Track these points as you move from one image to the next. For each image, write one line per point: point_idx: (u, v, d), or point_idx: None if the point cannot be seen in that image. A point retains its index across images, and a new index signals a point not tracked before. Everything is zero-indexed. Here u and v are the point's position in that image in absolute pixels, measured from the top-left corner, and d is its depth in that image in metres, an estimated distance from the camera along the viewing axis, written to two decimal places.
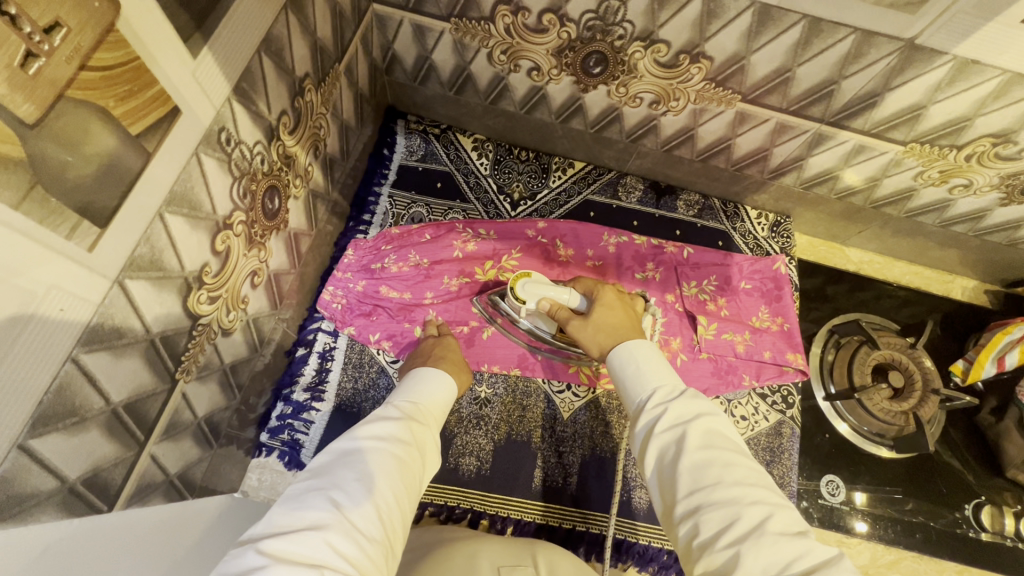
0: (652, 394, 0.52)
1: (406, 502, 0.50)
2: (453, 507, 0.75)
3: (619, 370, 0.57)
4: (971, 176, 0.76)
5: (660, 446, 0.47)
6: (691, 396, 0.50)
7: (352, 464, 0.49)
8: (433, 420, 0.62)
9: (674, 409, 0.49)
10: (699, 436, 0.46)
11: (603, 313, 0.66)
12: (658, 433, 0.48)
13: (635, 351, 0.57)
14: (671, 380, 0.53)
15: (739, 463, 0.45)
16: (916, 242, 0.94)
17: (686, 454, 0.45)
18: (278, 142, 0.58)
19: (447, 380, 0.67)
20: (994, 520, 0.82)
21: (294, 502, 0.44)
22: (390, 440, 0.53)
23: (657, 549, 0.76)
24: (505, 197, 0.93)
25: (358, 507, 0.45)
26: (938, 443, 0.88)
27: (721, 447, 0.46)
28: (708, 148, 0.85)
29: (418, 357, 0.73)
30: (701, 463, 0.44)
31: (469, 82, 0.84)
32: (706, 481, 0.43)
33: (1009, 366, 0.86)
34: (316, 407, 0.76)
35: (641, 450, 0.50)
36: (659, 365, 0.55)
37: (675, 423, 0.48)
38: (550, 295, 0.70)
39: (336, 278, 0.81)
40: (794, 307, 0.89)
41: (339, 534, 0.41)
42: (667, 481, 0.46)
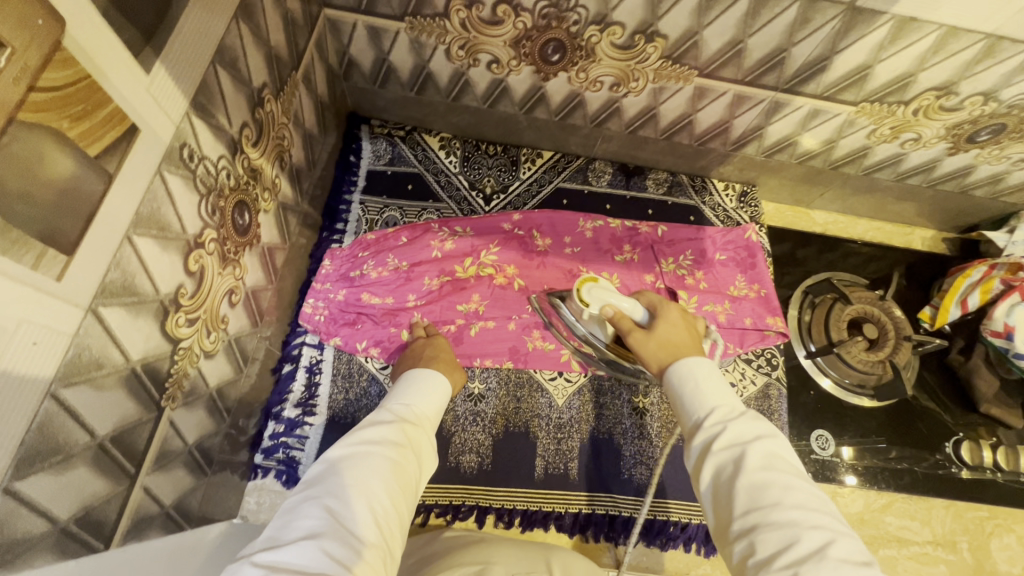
0: (710, 413, 0.50)
1: (403, 504, 0.50)
2: (459, 505, 0.75)
3: (675, 385, 0.54)
4: (919, 129, 0.80)
5: (716, 464, 0.46)
6: (749, 418, 0.48)
7: (347, 470, 0.49)
8: (429, 421, 0.61)
9: (730, 429, 0.47)
10: (759, 457, 0.44)
11: (666, 329, 0.62)
12: (715, 451, 0.46)
13: (692, 367, 0.54)
14: (731, 400, 0.51)
15: (798, 485, 0.43)
16: (875, 198, 0.98)
17: (741, 472, 0.44)
18: (242, 155, 0.57)
19: (440, 381, 0.67)
20: (974, 455, 0.87)
21: (291, 514, 0.45)
22: (384, 443, 0.53)
23: (664, 522, 0.77)
24: (478, 193, 0.93)
25: (353, 513, 0.45)
26: (915, 388, 0.92)
27: (782, 471, 0.44)
28: (672, 125, 0.86)
29: (407, 360, 0.73)
30: (760, 484, 0.43)
31: (429, 81, 0.84)
32: (764, 502, 0.42)
33: (973, 307, 0.89)
34: (309, 422, 0.75)
35: (693, 466, 0.48)
36: (720, 385, 0.53)
37: (733, 443, 0.46)
38: (620, 302, 0.65)
39: (316, 290, 0.81)
40: (769, 273, 0.92)
41: (334, 541, 0.42)
42: (722, 500, 0.44)
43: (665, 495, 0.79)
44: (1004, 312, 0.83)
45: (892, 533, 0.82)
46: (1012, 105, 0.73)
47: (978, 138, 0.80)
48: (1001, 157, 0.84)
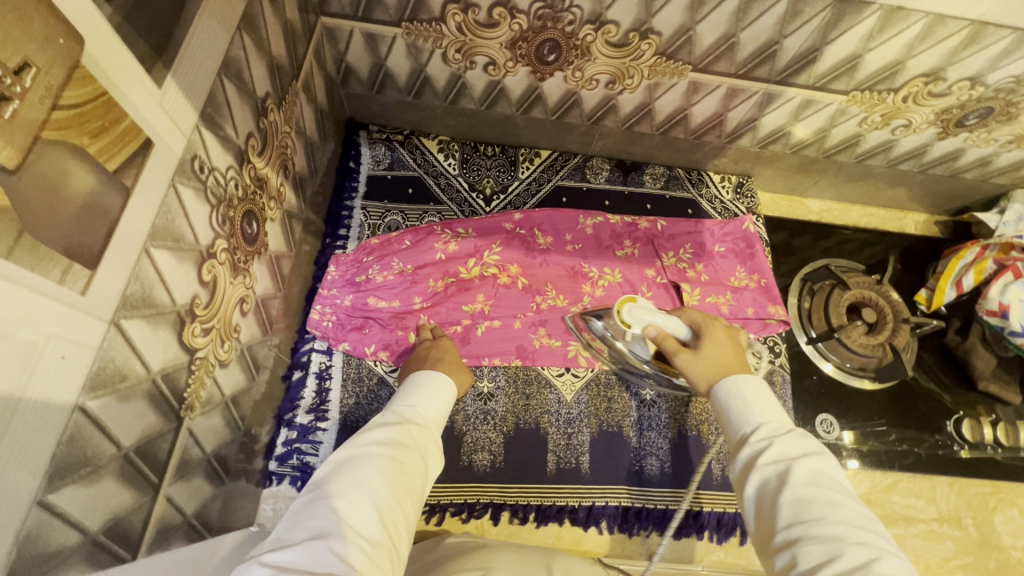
0: (756, 429, 0.51)
1: (407, 505, 0.51)
2: (474, 503, 0.76)
3: (722, 404, 0.55)
4: (909, 116, 0.82)
5: (760, 478, 0.47)
6: (795, 435, 0.49)
7: (352, 471, 0.49)
8: (434, 423, 0.62)
9: (776, 445, 0.48)
10: (805, 474, 0.45)
11: (712, 350, 0.61)
12: (760, 466, 0.47)
13: (738, 385, 0.55)
14: (778, 417, 0.52)
15: (844, 502, 0.43)
16: (868, 185, 1.00)
17: (785, 487, 0.45)
18: (249, 165, 0.57)
19: (444, 382, 0.67)
20: (975, 432, 0.89)
21: (299, 515, 0.46)
22: (390, 445, 0.53)
23: (676, 511, 0.79)
24: (478, 194, 0.94)
25: (359, 514, 0.46)
26: (915, 369, 0.94)
27: (828, 487, 0.44)
28: (667, 120, 0.88)
29: (414, 361, 0.74)
30: (805, 499, 0.43)
31: (426, 85, 0.85)
32: (808, 516, 0.42)
33: (968, 287, 0.91)
34: (321, 427, 0.76)
35: (737, 479, 0.49)
36: (767, 402, 0.53)
37: (779, 459, 0.47)
38: (660, 320, 0.63)
39: (323, 296, 0.81)
40: (768, 262, 0.94)
41: (340, 541, 0.42)
42: (766, 513, 0.45)
43: (675, 484, 0.80)
44: (999, 291, 0.85)
45: (899, 512, 0.84)
46: (998, 89, 0.75)
47: (967, 122, 0.82)
48: (989, 140, 0.86)
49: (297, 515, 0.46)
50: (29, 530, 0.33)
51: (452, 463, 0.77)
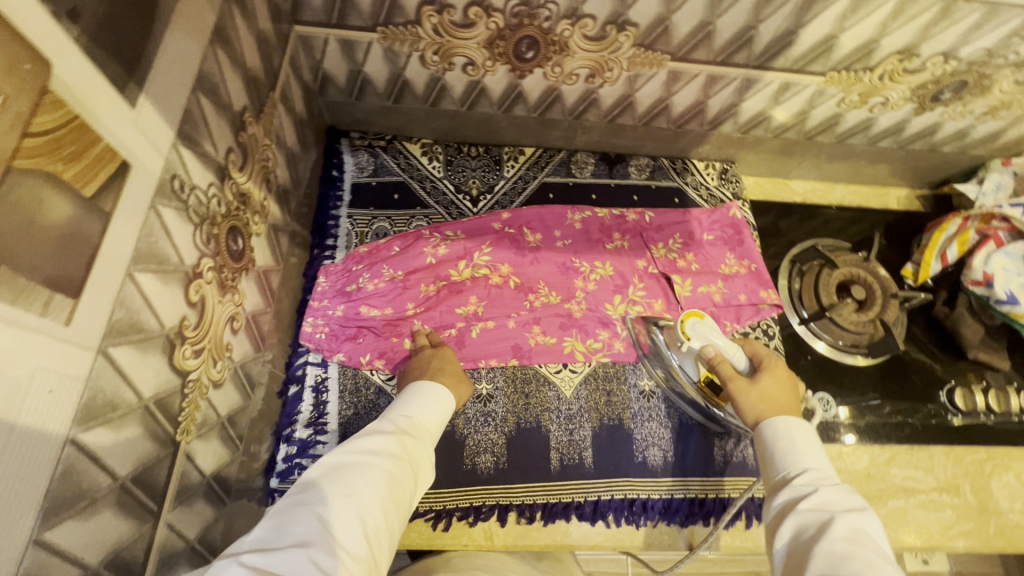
0: (801, 476, 0.60)
1: (392, 518, 0.54)
2: (479, 507, 0.76)
3: (770, 447, 0.66)
4: (886, 93, 0.83)
5: (800, 519, 0.55)
6: (837, 494, 0.56)
7: (341, 479, 0.53)
8: (429, 435, 0.64)
9: (820, 495, 0.56)
10: (843, 524, 0.52)
11: (767, 385, 0.72)
12: (801, 509, 0.55)
13: (788, 428, 0.66)
14: (823, 470, 0.60)
15: (878, 562, 0.48)
16: (850, 163, 1.01)
17: (823, 534, 0.51)
18: (230, 180, 0.56)
19: (443, 397, 0.69)
20: (966, 401, 0.90)
21: (286, 514, 0.49)
22: (382, 456, 0.56)
23: (681, 500, 0.79)
24: (464, 196, 0.94)
25: (343, 524, 0.49)
26: (906, 343, 0.95)
27: (862, 540, 0.51)
28: (648, 111, 0.88)
29: (417, 369, 0.74)
30: (838, 542, 0.50)
31: (406, 89, 0.84)
32: (837, 554, 0.49)
33: (952, 259, 0.92)
34: (322, 441, 0.75)
35: (777, 523, 0.56)
36: (815, 456, 0.62)
37: (818, 505, 0.55)
38: (719, 341, 0.75)
39: (314, 308, 0.80)
40: (756, 247, 0.95)
41: (321, 551, 0.46)
42: (799, 550, 0.52)
43: (676, 473, 0.80)
44: (983, 261, 0.87)
45: (899, 484, 0.85)
46: (971, 62, 0.76)
47: (942, 96, 0.83)
48: (965, 113, 0.87)
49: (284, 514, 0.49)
50: (27, 571, 0.33)
51: (455, 467, 0.77)
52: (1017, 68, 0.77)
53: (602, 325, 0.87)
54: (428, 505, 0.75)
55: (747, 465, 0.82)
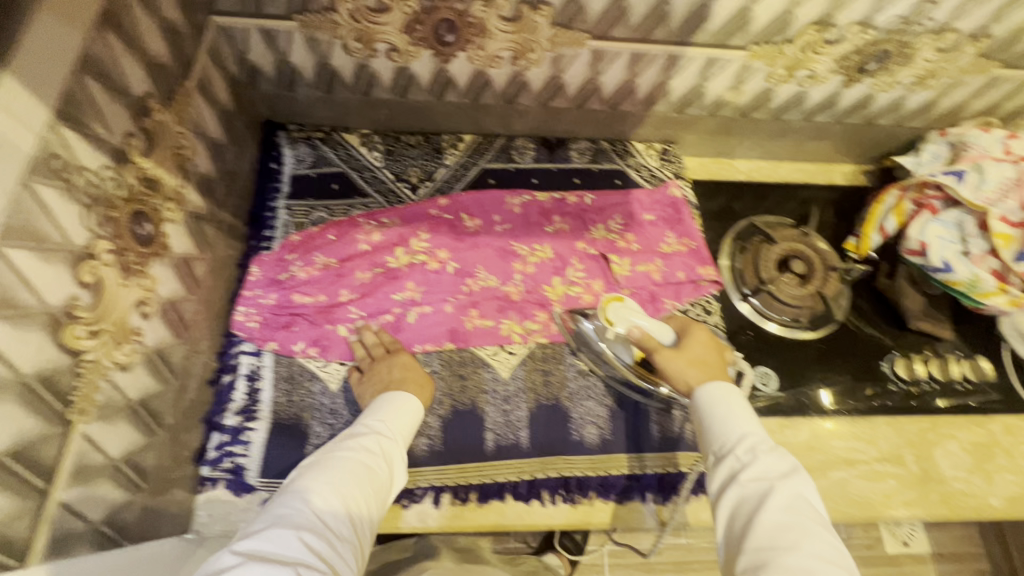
0: (740, 440, 0.60)
1: (372, 508, 0.59)
2: (414, 488, 0.76)
3: (707, 408, 0.65)
4: (812, 65, 0.83)
5: (742, 491, 0.56)
6: (773, 460, 0.57)
7: (323, 475, 0.57)
8: (404, 437, 0.69)
9: (758, 465, 0.57)
10: (784, 497, 0.54)
11: (695, 349, 0.72)
12: (743, 482, 0.56)
13: (722, 393, 0.65)
14: (757, 429, 0.61)
15: (814, 532, 0.51)
16: (791, 140, 1.01)
17: (762, 509, 0.53)
18: (132, 165, 0.57)
19: (410, 398, 0.72)
20: (908, 370, 0.91)
21: (274, 507, 0.54)
22: (361, 453, 0.61)
23: (617, 476, 0.79)
24: (404, 183, 0.95)
25: (327, 513, 0.54)
26: (852, 316, 0.95)
27: (800, 511, 0.53)
28: (580, 92, 0.88)
29: (375, 381, 0.76)
30: (781, 520, 0.52)
31: (335, 79, 0.84)
32: (781, 535, 0.51)
33: (891, 231, 0.92)
34: (251, 427, 0.75)
35: (719, 494, 0.58)
36: (745, 415, 0.63)
37: (759, 477, 0.56)
38: (638, 321, 0.75)
39: (245, 298, 0.80)
40: (696, 226, 0.95)
41: (309, 533, 0.51)
42: (738, 524, 0.54)
43: (612, 451, 0.80)
44: (918, 230, 0.87)
45: (840, 455, 0.85)
46: (890, 30, 0.77)
47: (868, 67, 0.83)
48: (894, 84, 0.87)
49: (271, 508, 0.54)
50: None
51: None
52: (936, 35, 0.77)
53: (540, 307, 0.88)
54: None
55: (685, 440, 0.82)
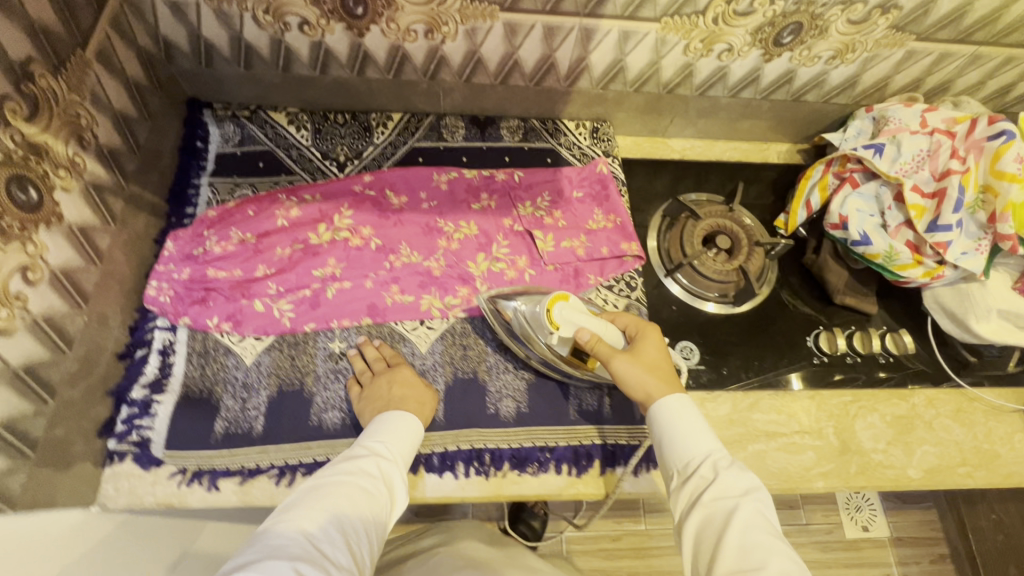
0: (704, 459, 0.63)
1: (372, 533, 0.59)
2: (325, 461, 0.76)
3: (664, 423, 0.67)
4: (728, 39, 0.83)
5: (705, 511, 0.59)
6: (732, 478, 0.61)
7: (319, 500, 0.58)
8: (405, 457, 0.68)
9: (721, 483, 0.60)
10: (748, 516, 0.57)
11: (649, 353, 0.73)
12: (707, 501, 0.60)
13: (679, 407, 0.67)
14: (716, 446, 0.64)
15: (776, 547, 0.55)
16: (722, 118, 1.01)
17: (728, 529, 0.56)
18: (9, 129, 0.57)
19: (414, 419, 0.72)
20: (830, 343, 0.91)
21: (268, 537, 0.54)
22: (358, 477, 0.62)
23: (532, 448, 0.79)
24: (331, 162, 0.95)
25: (323, 540, 0.54)
26: (779, 292, 0.96)
27: (763, 530, 0.57)
28: (500, 68, 0.88)
29: (376, 398, 0.74)
30: (747, 541, 0.55)
31: (252, 54, 0.84)
32: (749, 557, 0.54)
33: (816, 206, 0.92)
34: (160, 400, 0.75)
35: (685, 515, 0.61)
36: (701, 430, 0.66)
37: (722, 496, 0.60)
38: (586, 320, 0.75)
39: (158, 272, 0.80)
40: (624, 202, 0.96)
41: (307, 564, 0.51)
42: (707, 545, 0.58)
43: (528, 423, 0.80)
44: (839, 204, 0.87)
45: (760, 428, 0.85)
46: (798, 1, 0.77)
47: (784, 40, 0.83)
48: (814, 57, 0.87)
49: (264, 538, 0.54)
50: None
51: (300, 424, 0.77)
52: (845, 6, 0.77)
53: (462, 282, 0.88)
54: (270, 461, 0.74)
55: (603, 413, 0.82)
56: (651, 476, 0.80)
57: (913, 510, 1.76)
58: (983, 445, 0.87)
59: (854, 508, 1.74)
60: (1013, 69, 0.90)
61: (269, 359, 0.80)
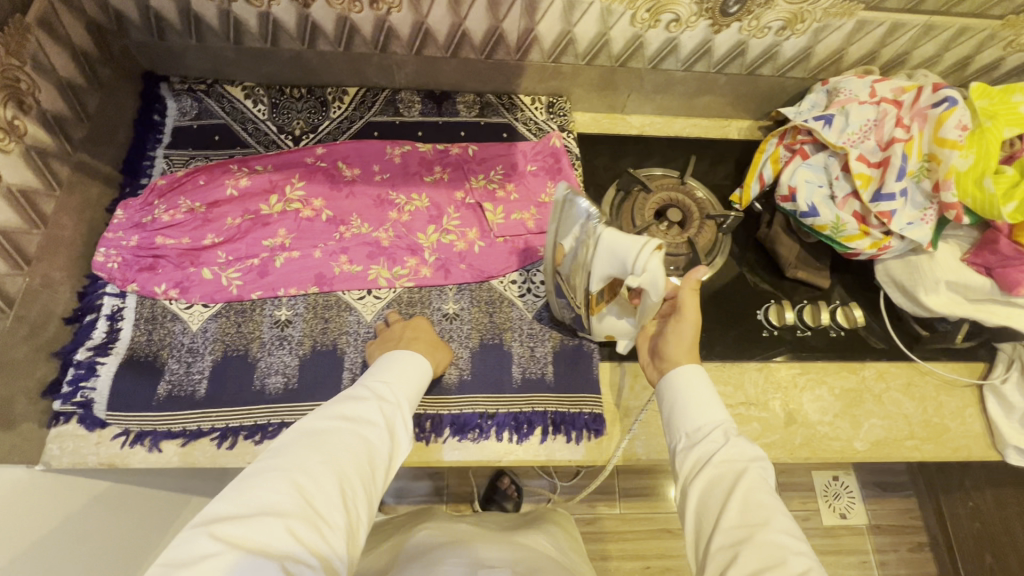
0: (715, 428, 0.67)
1: (370, 484, 0.58)
2: (266, 424, 0.77)
3: (683, 393, 0.71)
4: (674, 9, 0.82)
5: (715, 473, 0.63)
6: (739, 445, 0.65)
7: (317, 449, 0.56)
8: (406, 402, 0.68)
9: (729, 450, 0.64)
10: (754, 481, 0.61)
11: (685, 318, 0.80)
12: (717, 464, 0.63)
13: (700, 379, 0.72)
14: (726, 419, 0.68)
15: (779, 509, 0.58)
16: (679, 92, 1.01)
17: (736, 488, 0.60)
18: None
19: (421, 361, 0.73)
20: (779, 316, 0.90)
21: (257, 482, 0.52)
22: (355, 428, 0.60)
23: (473, 416, 0.80)
24: (287, 136, 0.96)
25: (320, 495, 0.52)
26: (733, 267, 0.95)
27: (768, 494, 0.60)
28: (449, 40, 0.88)
29: (392, 340, 0.78)
30: (753, 503, 0.59)
31: (202, 25, 0.85)
32: (754, 517, 0.57)
33: (768, 178, 0.91)
34: (106, 363, 0.77)
35: (695, 475, 0.65)
36: (714, 402, 0.70)
37: (731, 461, 0.63)
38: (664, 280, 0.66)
39: (107, 240, 0.82)
40: (576, 175, 0.96)
41: (300, 520, 0.49)
42: (714, 504, 0.61)
43: (470, 390, 0.81)
44: (789, 175, 0.87)
45: None
46: None
47: (730, 11, 0.83)
48: (763, 28, 0.87)
49: (253, 482, 0.52)
50: None
51: (243, 389, 0.78)
52: None
53: (411, 253, 0.88)
54: (211, 424, 0.76)
55: (547, 381, 0.83)
56: (591, 445, 0.80)
57: (893, 498, 1.68)
58: (933, 419, 0.87)
59: (834, 495, 1.66)
60: (970, 39, 0.88)
61: (215, 325, 0.81)
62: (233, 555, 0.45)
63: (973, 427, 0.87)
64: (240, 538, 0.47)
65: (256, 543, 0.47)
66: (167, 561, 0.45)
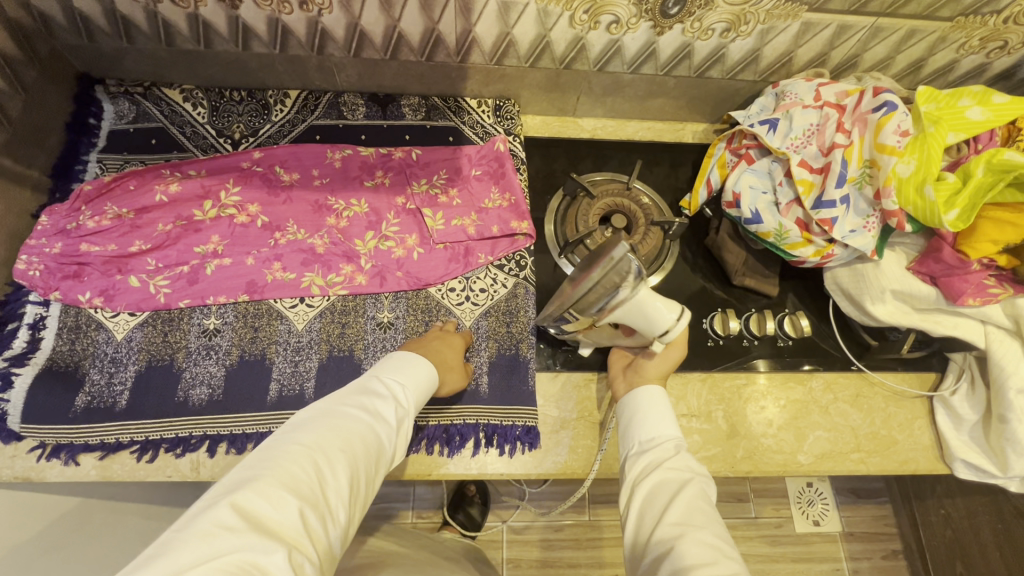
0: (666, 440, 0.66)
1: (373, 480, 0.59)
2: (188, 436, 0.75)
3: (640, 402, 0.70)
4: (613, 10, 0.80)
5: (660, 477, 0.61)
6: (689, 460, 0.64)
7: (337, 435, 0.56)
8: (417, 402, 0.69)
9: (678, 460, 0.63)
10: (695, 490, 0.59)
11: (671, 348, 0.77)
12: (664, 470, 0.62)
13: (658, 394, 0.71)
14: (679, 435, 0.67)
15: (717, 520, 0.57)
16: (629, 94, 0.99)
17: (678, 493, 0.59)
18: None
19: (433, 370, 0.72)
20: (724, 326, 0.87)
21: (277, 459, 0.52)
22: (372, 420, 0.61)
23: None
24: (226, 140, 0.94)
25: (332, 485, 0.53)
26: (681, 274, 0.94)
27: (708, 506, 0.58)
28: (387, 42, 0.86)
29: (418, 343, 0.78)
30: (694, 509, 0.57)
31: (131, 26, 0.83)
32: (692, 521, 0.56)
33: (716, 183, 0.90)
34: (22, 374, 0.75)
35: (640, 478, 0.63)
36: (667, 416, 0.69)
37: (678, 470, 0.62)
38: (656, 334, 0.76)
39: (30, 247, 0.80)
40: (520, 180, 0.93)
41: (314, 509, 0.49)
42: (655, 507, 0.59)
43: None
44: (734, 181, 0.85)
45: None
46: None
47: (671, 12, 0.80)
48: (707, 30, 0.84)
49: (271, 458, 0.52)
50: None
51: (166, 399, 0.76)
52: None
53: (347, 260, 0.86)
54: (132, 437, 0.74)
55: (481, 394, 0.81)
56: (525, 458, 0.78)
57: (867, 505, 1.64)
58: (880, 431, 0.85)
59: (807, 502, 1.62)
60: (920, 42, 0.86)
61: (141, 335, 0.79)
62: (247, 532, 0.45)
63: (921, 439, 0.85)
64: (253, 515, 0.47)
65: (269, 523, 0.47)
66: (182, 528, 0.45)
